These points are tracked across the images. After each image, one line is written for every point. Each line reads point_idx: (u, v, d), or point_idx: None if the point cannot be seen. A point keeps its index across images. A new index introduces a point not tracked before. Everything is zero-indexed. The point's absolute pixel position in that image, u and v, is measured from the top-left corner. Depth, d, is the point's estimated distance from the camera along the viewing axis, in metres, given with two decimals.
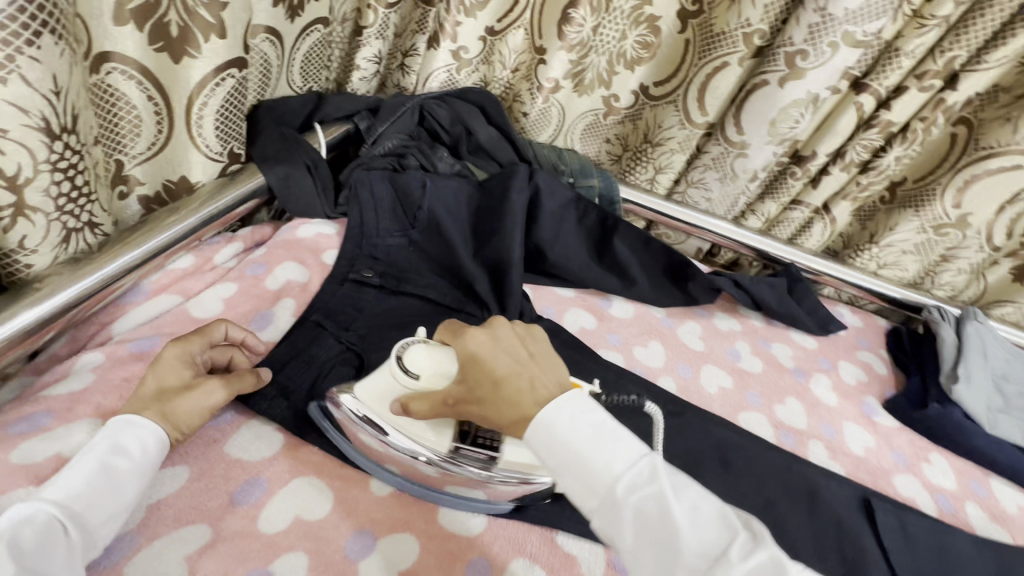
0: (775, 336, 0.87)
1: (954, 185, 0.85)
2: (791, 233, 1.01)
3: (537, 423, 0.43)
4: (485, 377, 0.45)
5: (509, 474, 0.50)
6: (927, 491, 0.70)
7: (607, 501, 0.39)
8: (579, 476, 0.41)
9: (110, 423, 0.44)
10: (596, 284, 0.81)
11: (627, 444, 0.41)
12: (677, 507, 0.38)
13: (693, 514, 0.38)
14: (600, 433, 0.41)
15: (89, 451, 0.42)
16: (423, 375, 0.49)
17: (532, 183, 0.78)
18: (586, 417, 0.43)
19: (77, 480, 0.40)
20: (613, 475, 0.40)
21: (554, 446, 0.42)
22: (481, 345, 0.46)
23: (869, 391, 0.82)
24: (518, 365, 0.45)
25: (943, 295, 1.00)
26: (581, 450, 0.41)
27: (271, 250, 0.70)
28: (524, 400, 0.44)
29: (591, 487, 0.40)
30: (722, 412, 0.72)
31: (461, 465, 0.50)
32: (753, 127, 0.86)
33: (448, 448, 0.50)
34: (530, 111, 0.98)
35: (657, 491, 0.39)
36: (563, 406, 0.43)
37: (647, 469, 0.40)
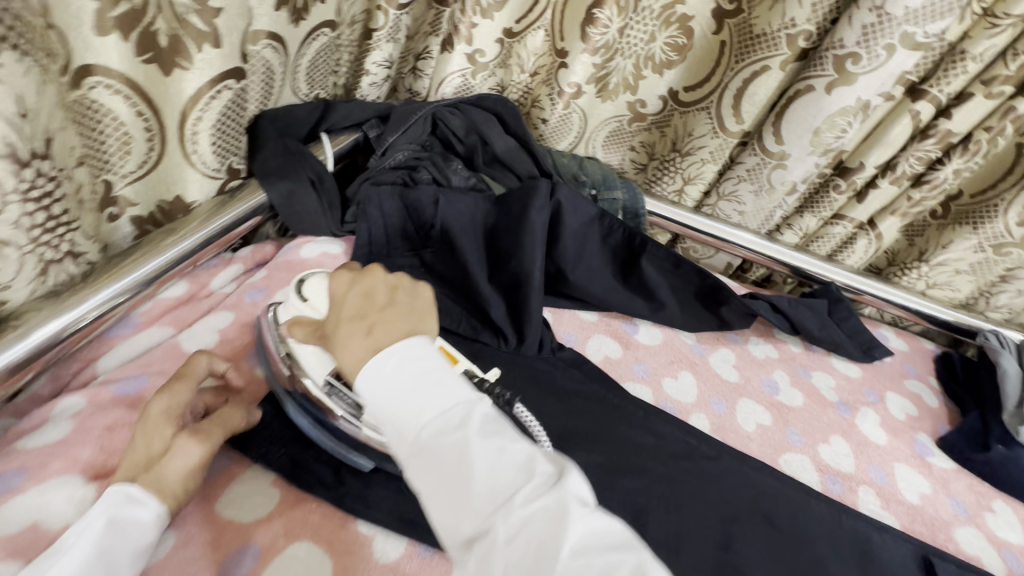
0: (814, 364, 0.80)
1: (1019, 201, 0.77)
2: (830, 249, 0.93)
3: (368, 367, 0.40)
4: (336, 315, 0.45)
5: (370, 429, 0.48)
6: (991, 546, 0.63)
7: (411, 448, 0.37)
8: (393, 426, 0.38)
9: (102, 496, 0.39)
10: (622, 308, 0.75)
11: (449, 390, 0.39)
12: (477, 453, 0.35)
13: (495, 460, 0.35)
14: (423, 380, 0.39)
15: (80, 531, 0.36)
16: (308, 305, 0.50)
17: (554, 200, 0.72)
18: (415, 360, 0.40)
19: (70, 565, 0.35)
20: (421, 422, 0.37)
21: (376, 394, 0.39)
22: (340, 286, 0.47)
23: (920, 428, 0.75)
24: (367, 308, 0.44)
25: (999, 318, 0.91)
26: (399, 395, 0.38)
27: (272, 274, 0.65)
28: (351, 343, 0.42)
29: (400, 433, 0.37)
30: (760, 453, 0.66)
31: (330, 401, 0.48)
32: (794, 137, 0.79)
33: (323, 380, 0.48)
34: (549, 117, 0.92)
35: (460, 436, 0.36)
36: (393, 349, 0.40)
37: (460, 416, 0.37)
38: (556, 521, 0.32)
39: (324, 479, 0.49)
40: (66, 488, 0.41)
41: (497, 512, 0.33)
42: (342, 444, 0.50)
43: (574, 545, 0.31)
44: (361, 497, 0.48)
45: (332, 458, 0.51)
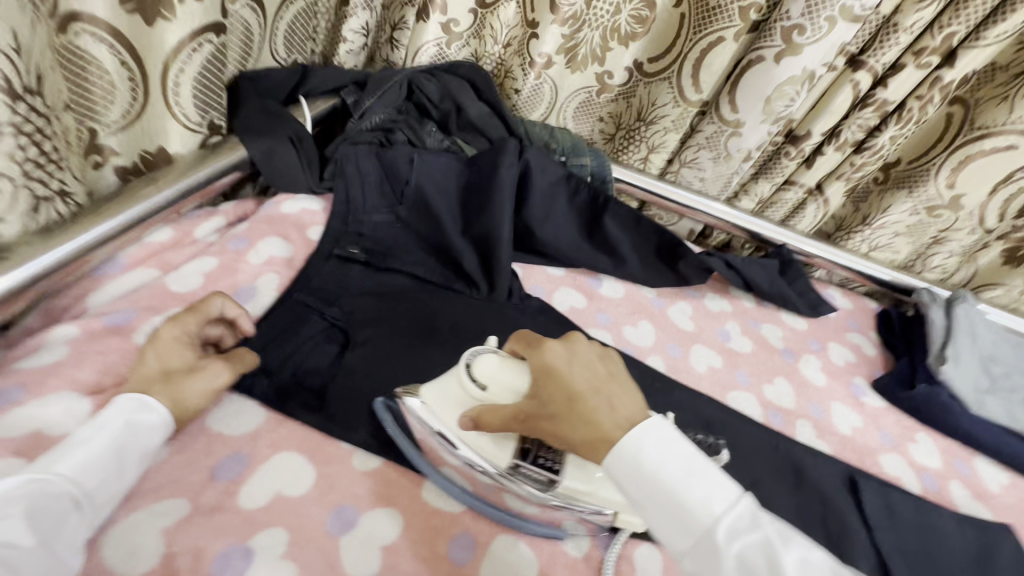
0: (764, 317, 0.87)
1: (948, 165, 0.84)
2: (784, 214, 1.00)
3: (623, 449, 0.41)
4: (561, 390, 0.44)
5: (566, 499, 0.48)
6: (912, 470, 0.70)
7: (706, 546, 0.38)
8: (673, 517, 0.39)
9: (116, 401, 0.43)
10: (587, 263, 0.80)
11: (726, 485, 0.40)
12: (786, 554, 0.37)
13: (805, 563, 0.37)
14: (694, 471, 0.40)
15: (97, 428, 0.41)
16: (485, 386, 0.48)
17: (523, 159, 0.76)
18: (673, 447, 0.41)
19: (87, 454, 0.39)
20: (711, 516, 0.38)
21: (645, 482, 0.40)
22: (559, 359, 0.46)
23: (857, 372, 0.82)
24: (594, 381, 0.45)
25: (933, 278, 0.99)
26: (674, 487, 0.39)
27: (254, 226, 0.68)
28: (601, 420, 0.42)
29: (686, 528, 0.39)
30: (710, 391, 0.72)
31: (520, 483, 0.48)
32: (747, 106, 0.85)
33: (509, 463, 0.48)
34: (522, 87, 0.96)
35: (762, 537, 0.38)
36: (649, 431, 0.41)
37: (748, 513, 0.39)
38: None
39: (306, 405, 0.53)
40: (67, 401, 0.45)
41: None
42: (530, 517, 0.50)
43: None
44: (341, 421, 0.53)
45: (313, 387, 0.55)
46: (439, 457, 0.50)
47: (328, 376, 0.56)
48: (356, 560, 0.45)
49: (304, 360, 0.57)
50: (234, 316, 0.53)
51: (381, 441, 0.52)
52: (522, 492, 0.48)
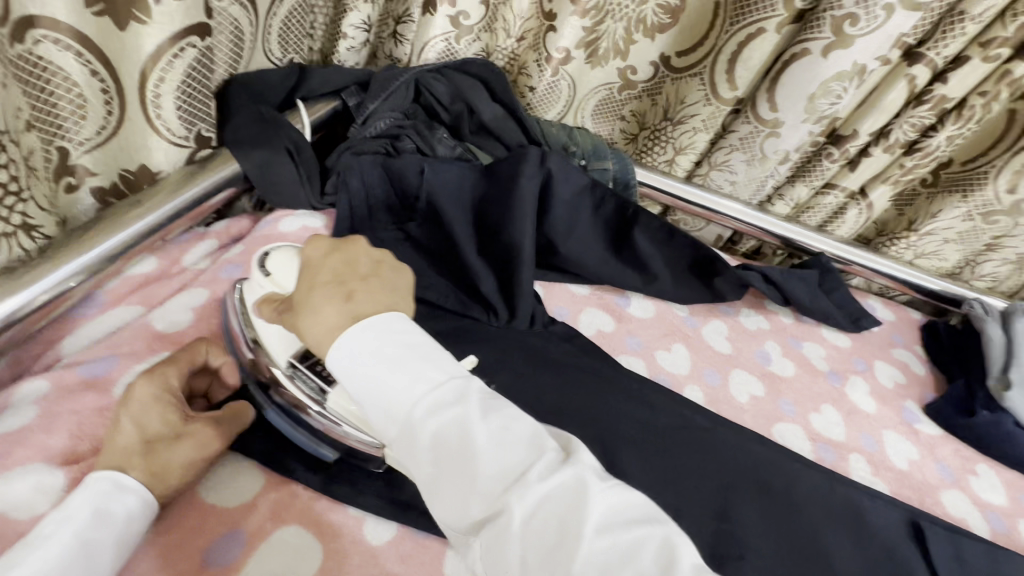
0: (805, 334, 0.80)
1: (1010, 167, 0.76)
2: (821, 219, 0.92)
3: (341, 344, 0.40)
4: (307, 282, 0.44)
5: (332, 416, 0.45)
6: (976, 509, 0.64)
7: (407, 429, 0.38)
8: (379, 405, 0.40)
9: (85, 485, 0.37)
10: (614, 280, 0.74)
11: (436, 369, 0.40)
12: (480, 432, 0.38)
13: (502, 437, 0.38)
14: (404, 358, 0.40)
15: (62, 520, 0.34)
16: (275, 274, 0.47)
17: (544, 168, 0.69)
18: (392, 337, 0.41)
19: (47, 556, 0.33)
20: (412, 400, 0.39)
21: (350, 372, 0.40)
22: (318, 251, 0.45)
23: (908, 395, 0.76)
24: (344, 274, 0.44)
25: (982, 286, 0.92)
26: (385, 376, 0.39)
27: (249, 249, 0.62)
28: (325, 310, 0.41)
29: (392, 416, 0.39)
30: (754, 424, 0.65)
31: (291, 387, 0.46)
32: (788, 104, 0.78)
33: (285, 363, 0.46)
34: (537, 85, 0.89)
35: (462, 418, 0.38)
36: (370, 322, 0.41)
37: (455, 392, 0.40)
38: (576, 496, 0.36)
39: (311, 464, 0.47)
40: (35, 475, 0.39)
41: (510, 490, 0.36)
42: (305, 436, 0.47)
43: (595, 520, 0.35)
44: (352, 479, 0.47)
45: None
46: (320, 430, 0.46)
47: None
48: None
49: None
50: (218, 365, 0.48)
51: (397, 506, 0.46)
52: (294, 400, 0.46)
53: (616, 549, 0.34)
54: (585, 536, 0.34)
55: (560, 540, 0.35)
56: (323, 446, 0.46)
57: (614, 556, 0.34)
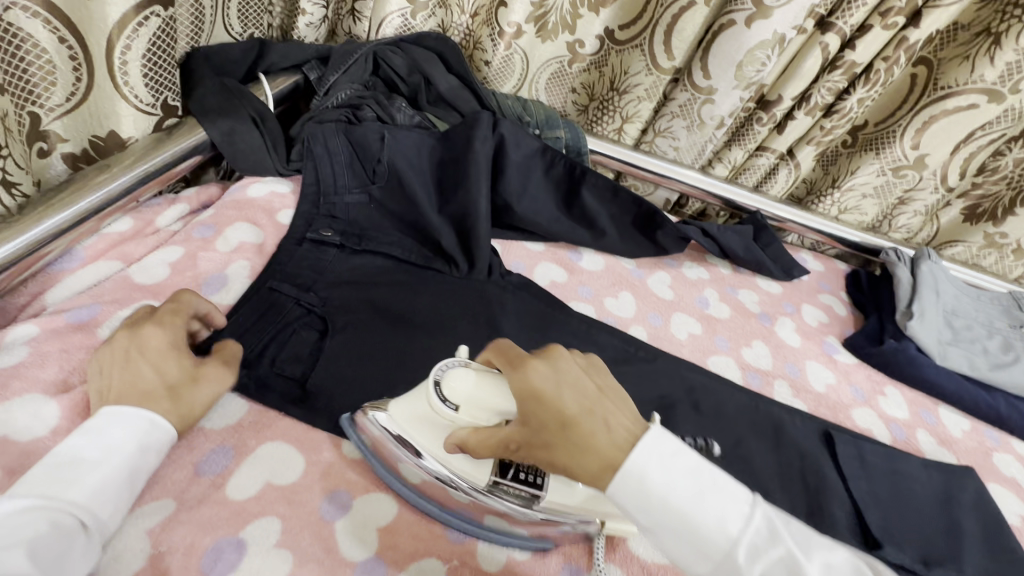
0: (741, 283, 0.89)
1: (913, 126, 0.86)
2: (756, 180, 1.01)
3: (625, 472, 0.39)
4: (552, 416, 0.41)
5: (551, 514, 0.47)
6: (881, 421, 0.74)
7: (731, 567, 0.37)
8: (684, 540, 0.38)
9: (122, 420, 0.41)
10: (565, 236, 0.80)
11: (733, 494, 0.39)
12: (808, 568, 0.37)
13: (824, 570, 0.37)
14: (703, 490, 0.39)
15: (107, 449, 0.40)
16: (461, 403, 0.45)
17: (496, 133, 0.75)
18: (679, 467, 0.39)
19: (95, 477, 0.38)
20: (727, 536, 0.38)
21: (651, 504, 0.39)
22: (546, 381, 0.42)
23: (829, 332, 0.85)
24: (588, 401, 0.42)
25: (899, 237, 1.02)
26: (685, 509, 0.38)
27: (220, 212, 0.65)
28: (600, 445, 0.40)
29: (705, 554, 0.38)
30: (691, 357, 0.73)
31: (503, 500, 0.47)
32: (719, 71, 0.85)
33: (487, 482, 0.47)
34: (492, 59, 0.94)
35: (783, 551, 0.37)
36: (651, 451, 0.39)
37: (761, 524, 0.38)
38: None
39: (288, 395, 0.52)
40: (32, 404, 0.43)
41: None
42: (518, 533, 0.49)
43: None
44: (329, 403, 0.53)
45: (293, 374, 0.54)
46: (438, 494, 0.48)
47: (310, 362, 0.56)
48: (349, 542, 0.45)
49: (283, 349, 0.56)
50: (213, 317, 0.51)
51: None
52: (507, 510, 0.47)
53: None
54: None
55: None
56: (541, 539, 0.49)
57: None
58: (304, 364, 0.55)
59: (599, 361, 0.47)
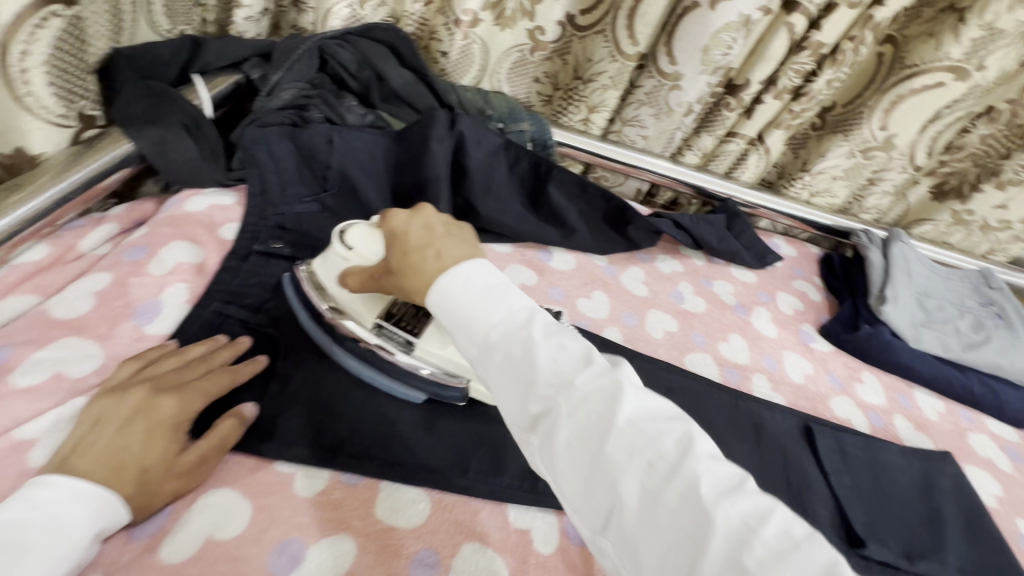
0: (715, 274, 0.87)
1: (881, 106, 0.84)
2: (727, 166, 0.99)
3: (435, 289, 0.41)
4: (400, 248, 0.45)
5: (422, 362, 0.52)
6: (859, 409, 0.73)
7: (480, 348, 0.39)
8: (462, 329, 0.40)
9: (76, 496, 0.38)
10: (533, 236, 0.77)
11: (513, 298, 0.40)
12: (541, 349, 0.37)
13: (558, 354, 0.37)
14: (487, 290, 0.40)
15: (52, 532, 0.36)
16: (357, 250, 0.51)
17: (454, 131, 0.71)
18: (476, 276, 0.40)
19: (35, 568, 0.34)
20: (488, 323, 0.39)
21: (443, 303, 0.41)
22: (399, 221, 0.47)
23: (805, 319, 0.84)
24: (428, 238, 0.44)
25: (868, 219, 1.02)
26: (465, 309, 0.40)
27: (154, 230, 0.60)
28: (426, 268, 0.42)
29: (469, 337, 0.39)
30: (668, 356, 0.71)
31: (382, 341, 0.53)
32: (685, 56, 0.82)
33: (373, 323, 0.53)
34: (449, 50, 0.90)
35: (525, 336, 0.38)
36: (459, 268, 0.41)
37: (524, 317, 0.39)
38: (613, 399, 0.35)
39: None
40: None
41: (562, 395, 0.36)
42: (394, 380, 0.53)
43: (628, 414, 0.35)
44: (279, 438, 0.49)
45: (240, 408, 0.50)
46: (335, 335, 0.54)
47: (258, 393, 0.51)
48: None
49: None
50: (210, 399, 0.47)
51: (326, 456, 0.49)
52: (386, 352, 0.53)
53: (639, 438, 0.34)
54: (625, 436, 0.34)
55: (603, 437, 0.34)
56: (415, 390, 0.54)
57: (642, 443, 0.34)
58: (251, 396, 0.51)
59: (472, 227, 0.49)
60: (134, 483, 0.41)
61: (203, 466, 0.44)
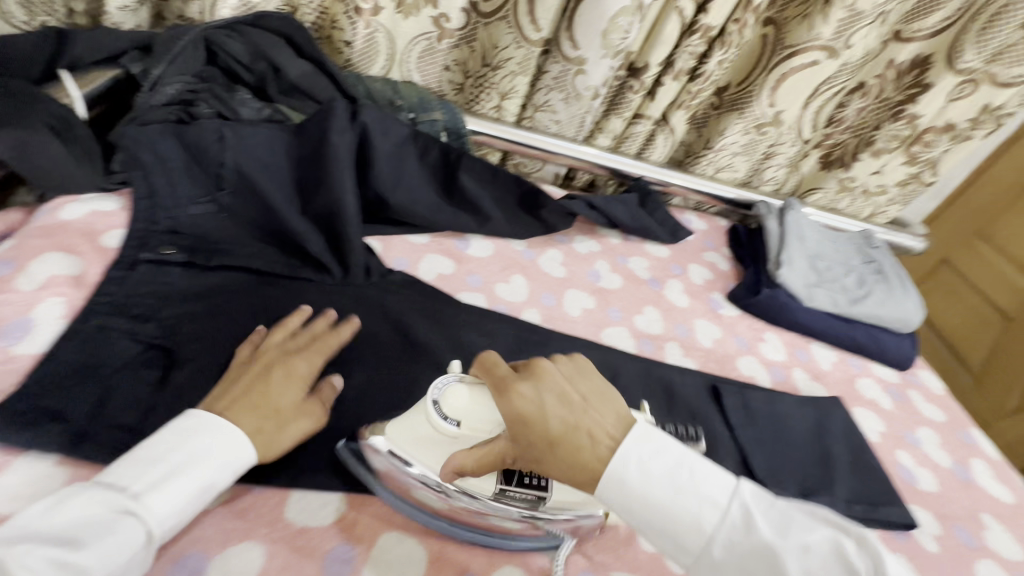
0: (631, 251, 0.90)
1: (768, 84, 0.90)
2: (638, 148, 1.02)
3: (608, 480, 0.42)
4: (539, 431, 0.43)
5: (558, 513, 0.49)
6: (763, 366, 0.79)
7: (702, 553, 0.41)
8: (667, 537, 0.43)
9: (202, 430, 0.43)
10: (449, 225, 0.77)
11: (711, 489, 0.42)
12: (786, 555, 0.39)
13: (805, 557, 0.39)
14: (677, 487, 0.42)
15: (180, 460, 0.41)
16: (462, 424, 0.45)
17: (357, 122, 0.69)
18: (656, 463, 0.43)
19: (167, 488, 0.40)
20: (704, 534, 0.41)
21: (622, 502, 0.43)
22: (528, 402, 0.44)
23: (714, 288, 0.89)
24: (570, 419, 0.44)
25: (769, 190, 1.08)
26: (663, 504, 0.42)
27: (23, 242, 0.55)
28: (586, 458, 0.43)
29: (683, 546, 0.42)
30: (586, 332, 0.74)
31: (509, 506, 0.48)
32: (587, 41, 0.84)
33: (495, 491, 0.48)
34: (353, 39, 0.87)
35: (759, 542, 0.40)
36: (627, 454, 0.43)
37: (739, 517, 0.41)
38: None
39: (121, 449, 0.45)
40: None
41: None
42: (518, 535, 0.49)
43: None
44: None
45: (129, 424, 0.47)
46: (442, 512, 0.48)
47: (150, 407, 0.49)
48: None
49: (113, 396, 0.48)
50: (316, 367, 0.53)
51: None
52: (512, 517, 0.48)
53: None
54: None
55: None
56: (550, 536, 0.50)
57: None
58: (141, 411, 0.48)
59: (587, 361, 0.49)
60: (272, 419, 0.47)
61: (322, 408, 0.51)
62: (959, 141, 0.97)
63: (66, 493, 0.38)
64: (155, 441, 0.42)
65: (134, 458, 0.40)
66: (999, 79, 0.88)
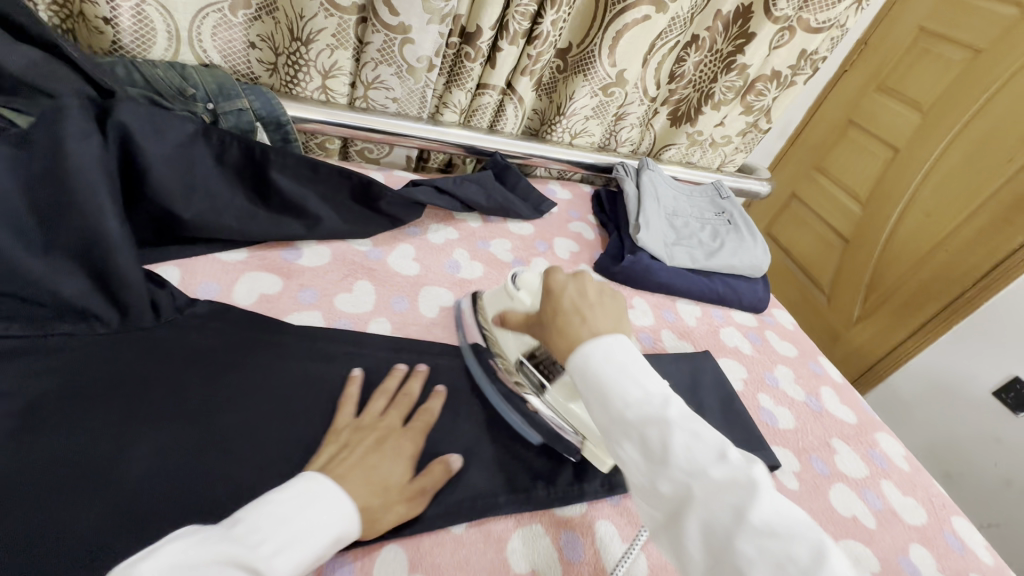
0: (492, 233, 0.85)
1: (606, 43, 0.86)
2: (489, 120, 0.96)
3: (580, 352, 0.44)
4: (552, 304, 0.51)
5: (548, 408, 0.59)
6: (632, 334, 0.78)
7: (615, 425, 0.39)
8: (597, 403, 0.41)
9: (327, 495, 0.41)
10: (268, 235, 0.66)
11: (650, 380, 0.41)
12: (676, 434, 0.37)
13: (692, 442, 0.37)
14: (628, 370, 0.41)
15: (307, 526, 0.38)
16: (524, 291, 0.61)
17: (111, 125, 0.54)
18: (619, 353, 0.43)
19: (293, 555, 0.36)
20: (626, 400, 0.40)
21: (583, 373, 0.43)
22: (556, 279, 0.53)
23: (580, 260, 0.87)
24: (580, 303, 0.50)
25: (626, 151, 1.08)
26: (606, 381, 0.41)
27: None
28: (575, 333, 0.46)
29: (604, 409, 0.41)
30: (447, 334, 0.67)
31: (522, 374, 0.61)
32: (405, 5, 0.75)
33: (516, 358, 0.62)
34: (113, 17, 0.69)
35: (662, 419, 0.38)
36: (604, 340, 0.44)
37: (659, 401, 0.39)
38: (749, 493, 0.34)
39: None
40: None
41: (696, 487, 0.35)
42: (522, 423, 0.60)
43: (764, 516, 0.33)
44: None
45: None
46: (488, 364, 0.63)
47: None
48: None
49: None
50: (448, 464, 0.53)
51: None
52: (520, 385, 0.61)
53: (773, 543, 0.32)
54: (759, 534, 0.33)
55: (735, 530, 0.33)
56: (531, 430, 0.59)
57: (772, 545, 0.32)
58: None
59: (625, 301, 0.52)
60: (382, 496, 0.46)
61: (423, 495, 0.49)
62: (784, 87, 1.02)
63: (196, 539, 0.34)
64: (283, 498, 0.39)
65: (264, 515, 0.38)
66: (810, 25, 0.92)
